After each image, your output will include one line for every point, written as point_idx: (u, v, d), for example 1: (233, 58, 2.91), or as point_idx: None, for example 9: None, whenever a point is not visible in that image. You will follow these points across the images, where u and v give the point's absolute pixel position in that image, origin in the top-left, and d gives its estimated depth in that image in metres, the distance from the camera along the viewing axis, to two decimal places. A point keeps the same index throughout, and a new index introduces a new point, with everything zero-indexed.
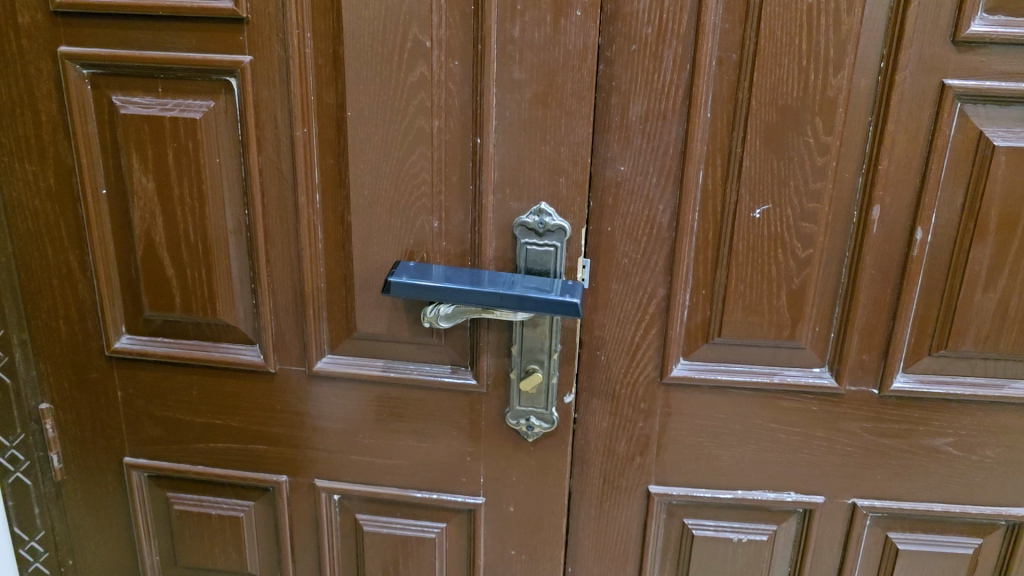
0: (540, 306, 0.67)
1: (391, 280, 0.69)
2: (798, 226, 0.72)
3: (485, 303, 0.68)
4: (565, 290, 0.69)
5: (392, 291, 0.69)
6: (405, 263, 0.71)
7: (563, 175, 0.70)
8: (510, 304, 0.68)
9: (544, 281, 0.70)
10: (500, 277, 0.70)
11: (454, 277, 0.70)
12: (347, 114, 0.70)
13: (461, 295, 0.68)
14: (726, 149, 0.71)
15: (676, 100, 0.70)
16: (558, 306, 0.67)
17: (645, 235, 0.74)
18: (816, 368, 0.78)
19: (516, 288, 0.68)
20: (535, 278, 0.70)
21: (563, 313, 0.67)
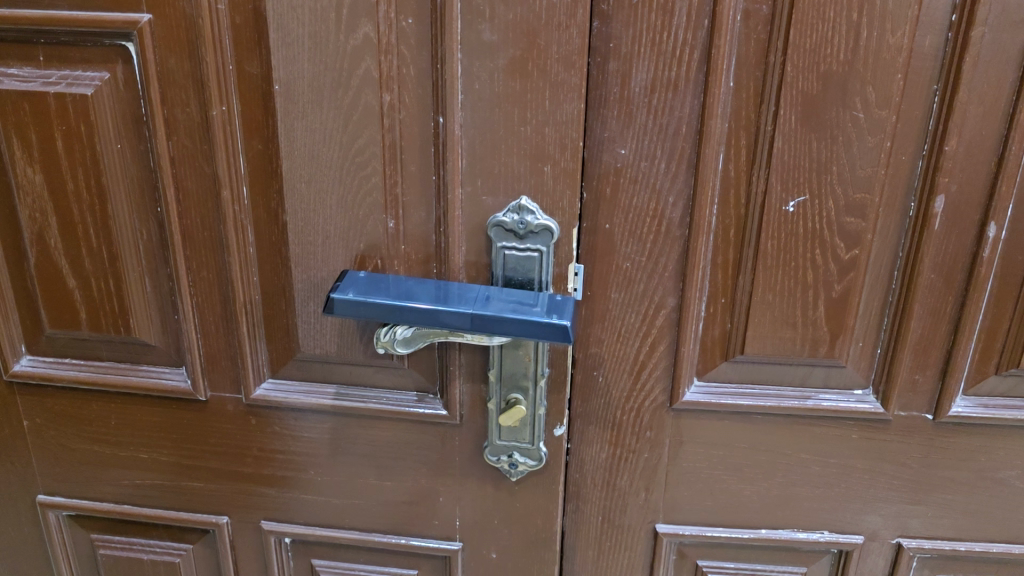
0: (523, 330, 0.54)
1: (333, 296, 0.55)
2: (842, 221, 0.58)
3: (452, 326, 0.54)
4: (552, 308, 0.55)
5: (335, 310, 0.55)
6: (353, 274, 0.58)
7: (548, 162, 0.55)
8: (484, 327, 0.54)
9: (526, 295, 0.56)
10: (471, 292, 0.56)
11: (413, 292, 0.56)
12: (276, 87, 0.55)
13: (423, 316, 0.54)
14: (752, 127, 0.57)
15: (691, 65, 0.55)
16: (544, 330, 0.53)
17: (652, 233, 0.60)
18: (857, 390, 0.64)
19: (491, 307, 0.55)
20: (515, 292, 0.56)
21: (552, 339, 0.54)
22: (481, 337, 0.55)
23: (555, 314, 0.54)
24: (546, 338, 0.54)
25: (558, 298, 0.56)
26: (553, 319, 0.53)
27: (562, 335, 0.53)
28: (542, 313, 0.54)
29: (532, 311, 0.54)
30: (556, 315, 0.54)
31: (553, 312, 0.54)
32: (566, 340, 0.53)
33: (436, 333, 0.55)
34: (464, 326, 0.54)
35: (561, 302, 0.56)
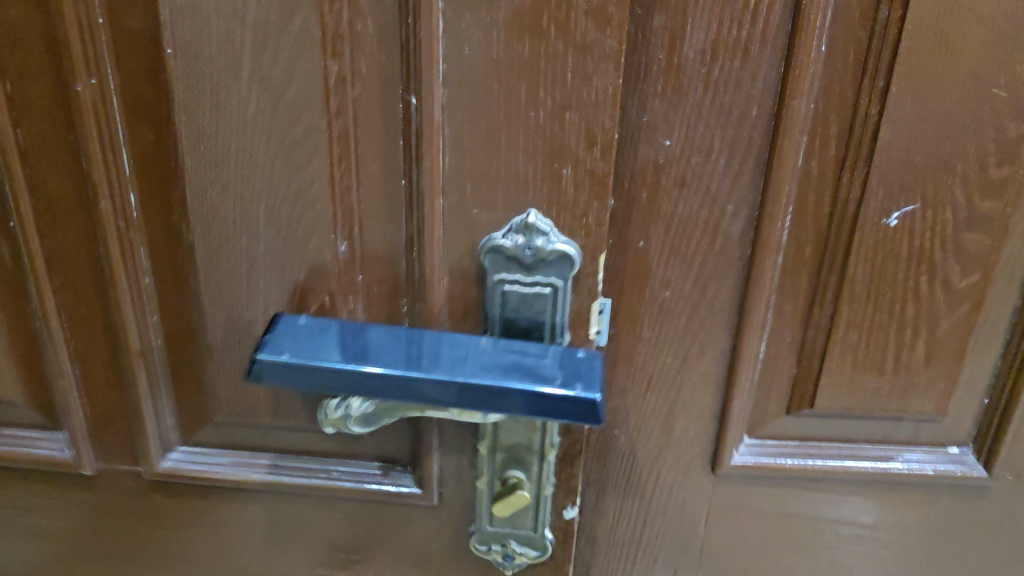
0: (532, 407, 0.38)
1: (260, 357, 0.39)
2: (960, 235, 0.43)
3: (432, 401, 0.39)
4: (571, 373, 0.39)
5: (264, 377, 0.39)
6: (291, 318, 0.41)
7: (568, 162, 0.39)
8: (477, 402, 0.39)
9: (532, 345, 0.41)
10: (456, 346, 0.40)
11: (375, 349, 0.40)
12: (168, 50, 0.38)
13: (390, 387, 0.39)
14: (849, 109, 0.41)
15: (771, 21, 0.39)
16: (562, 408, 0.38)
17: (701, 253, 0.44)
18: (953, 449, 0.50)
19: (485, 372, 0.39)
20: (518, 343, 0.41)
21: (572, 420, 0.38)
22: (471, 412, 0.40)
23: (576, 382, 0.39)
24: (564, 418, 0.38)
25: (578, 353, 0.40)
26: (575, 392, 0.38)
27: (587, 414, 0.38)
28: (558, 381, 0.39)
29: (543, 378, 0.39)
30: (578, 384, 0.39)
31: (573, 379, 0.39)
32: (592, 420, 0.38)
33: (409, 407, 0.40)
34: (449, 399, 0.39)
35: (582, 360, 0.40)
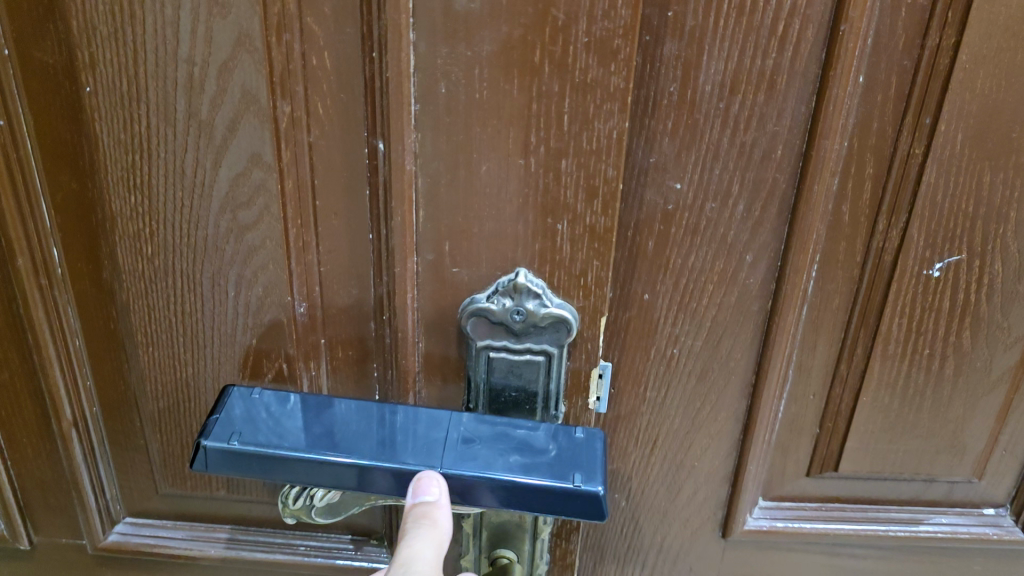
0: (522, 501, 0.33)
1: (205, 445, 0.33)
2: (1010, 287, 0.38)
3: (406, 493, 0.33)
4: (569, 459, 0.34)
5: (211, 467, 0.34)
6: (243, 394, 0.36)
7: (564, 215, 0.33)
8: (459, 493, 0.33)
9: (523, 421, 0.35)
10: (434, 426, 0.35)
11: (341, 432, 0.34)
12: (87, 88, 0.32)
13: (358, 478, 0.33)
14: (888, 148, 0.35)
15: (802, 50, 0.33)
16: (557, 502, 0.33)
17: (715, 307, 0.38)
18: (989, 510, 0.45)
19: (468, 461, 0.33)
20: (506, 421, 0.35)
21: (569, 514, 0.33)
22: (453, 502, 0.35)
23: (574, 470, 0.33)
24: (560, 511, 0.33)
25: (575, 432, 0.35)
26: (572, 484, 0.32)
27: (587, 508, 0.33)
28: (552, 469, 0.33)
29: (535, 466, 0.33)
30: (576, 473, 0.33)
31: (571, 466, 0.33)
32: (594, 515, 0.33)
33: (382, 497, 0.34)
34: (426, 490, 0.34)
35: (581, 441, 0.34)
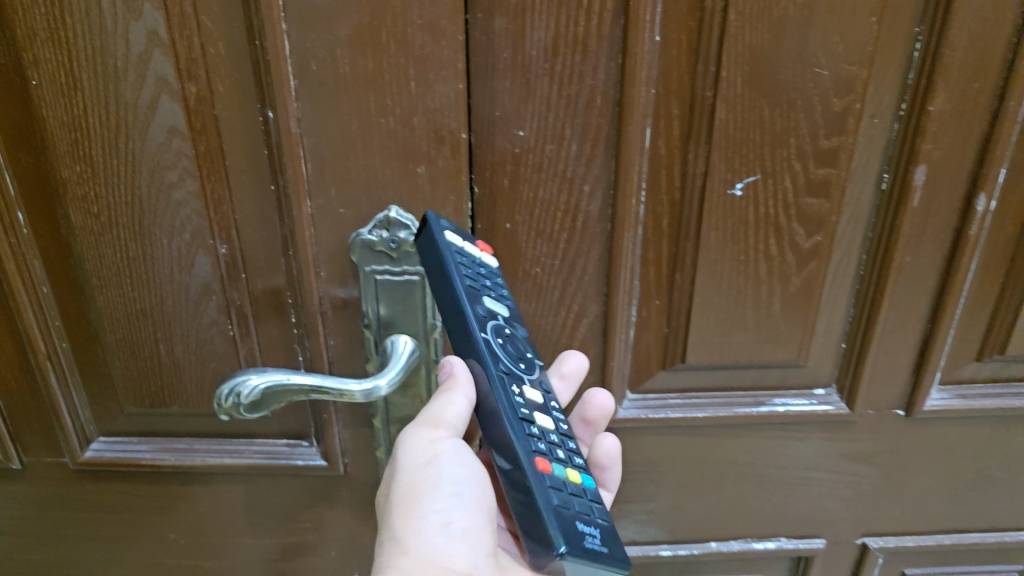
0: (594, 504, 0.39)
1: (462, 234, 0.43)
2: (802, 201, 0.46)
3: (540, 379, 0.43)
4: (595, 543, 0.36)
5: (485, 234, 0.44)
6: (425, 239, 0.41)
7: (421, 161, 0.42)
8: (551, 409, 0.42)
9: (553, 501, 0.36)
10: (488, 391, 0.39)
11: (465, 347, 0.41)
12: (34, 80, 0.40)
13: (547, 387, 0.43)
14: (687, 92, 0.44)
15: (604, 17, 0.41)
16: (598, 511, 0.38)
17: (565, 231, 0.47)
18: (818, 390, 0.54)
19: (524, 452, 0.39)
20: (568, 521, 0.36)
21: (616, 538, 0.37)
22: (526, 387, 0.41)
23: (595, 539, 0.36)
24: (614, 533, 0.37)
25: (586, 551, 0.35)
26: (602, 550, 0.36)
27: (602, 554, 0.35)
28: (579, 528, 0.36)
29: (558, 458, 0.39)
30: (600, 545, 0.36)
31: (601, 542, 0.36)
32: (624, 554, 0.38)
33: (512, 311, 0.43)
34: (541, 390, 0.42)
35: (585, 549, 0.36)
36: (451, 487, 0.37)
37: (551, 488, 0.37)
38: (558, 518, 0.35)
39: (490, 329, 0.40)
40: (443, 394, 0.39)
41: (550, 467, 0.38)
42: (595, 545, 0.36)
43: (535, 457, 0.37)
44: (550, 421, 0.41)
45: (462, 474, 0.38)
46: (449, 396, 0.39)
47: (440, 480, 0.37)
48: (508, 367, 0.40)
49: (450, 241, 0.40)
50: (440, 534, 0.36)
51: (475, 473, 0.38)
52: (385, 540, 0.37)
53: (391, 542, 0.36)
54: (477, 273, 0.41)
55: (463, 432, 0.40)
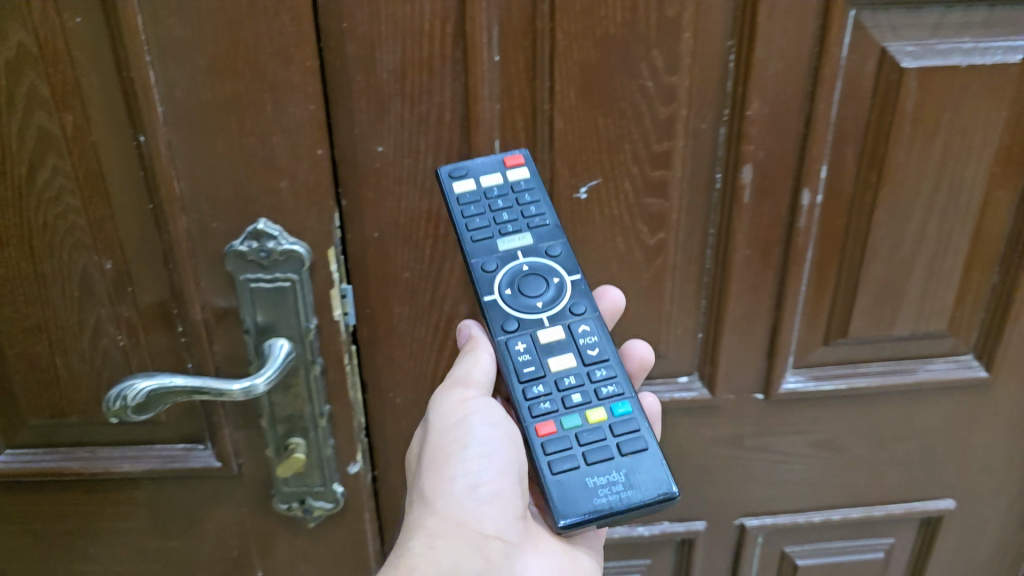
0: (618, 439, 0.44)
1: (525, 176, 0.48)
2: (642, 202, 0.51)
3: (572, 297, 0.47)
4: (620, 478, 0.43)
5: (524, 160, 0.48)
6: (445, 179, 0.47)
7: (282, 176, 0.47)
8: (584, 340, 0.46)
9: (575, 462, 0.43)
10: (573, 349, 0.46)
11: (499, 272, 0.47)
12: None
13: (583, 309, 0.47)
14: (528, 107, 0.48)
15: (445, 41, 0.46)
16: (629, 443, 0.44)
17: (430, 238, 0.51)
18: (681, 378, 0.59)
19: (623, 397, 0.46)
20: (589, 471, 0.43)
21: (650, 461, 0.44)
22: (544, 332, 0.46)
23: (616, 472, 0.43)
24: (648, 456, 0.44)
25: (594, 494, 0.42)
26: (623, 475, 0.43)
27: (654, 484, 0.42)
28: (641, 466, 0.43)
29: (577, 408, 0.45)
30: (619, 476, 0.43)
31: (621, 478, 0.43)
32: (667, 470, 0.43)
33: (540, 228, 0.47)
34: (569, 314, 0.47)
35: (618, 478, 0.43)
36: (481, 450, 0.44)
37: (556, 450, 0.43)
38: (577, 476, 0.43)
39: (503, 280, 0.46)
40: (468, 358, 0.47)
41: (559, 428, 0.44)
42: (611, 495, 0.42)
43: (538, 424, 0.44)
44: (573, 357, 0.46)
45: (493, 435, 0.45)
46: (467, 369, 0.46)
47: (470, 440, 0.44)
48: (514, 329, 0.46)
49: (461, 207, 0.46)
50: (468, 498, 0.43)
51: (502, 432, 0.45)
52: (421, 509, 0.43)
53: (422, 497, 0.44)
54: (488, 223, 0.47)
55: (489, 383, 0.47)
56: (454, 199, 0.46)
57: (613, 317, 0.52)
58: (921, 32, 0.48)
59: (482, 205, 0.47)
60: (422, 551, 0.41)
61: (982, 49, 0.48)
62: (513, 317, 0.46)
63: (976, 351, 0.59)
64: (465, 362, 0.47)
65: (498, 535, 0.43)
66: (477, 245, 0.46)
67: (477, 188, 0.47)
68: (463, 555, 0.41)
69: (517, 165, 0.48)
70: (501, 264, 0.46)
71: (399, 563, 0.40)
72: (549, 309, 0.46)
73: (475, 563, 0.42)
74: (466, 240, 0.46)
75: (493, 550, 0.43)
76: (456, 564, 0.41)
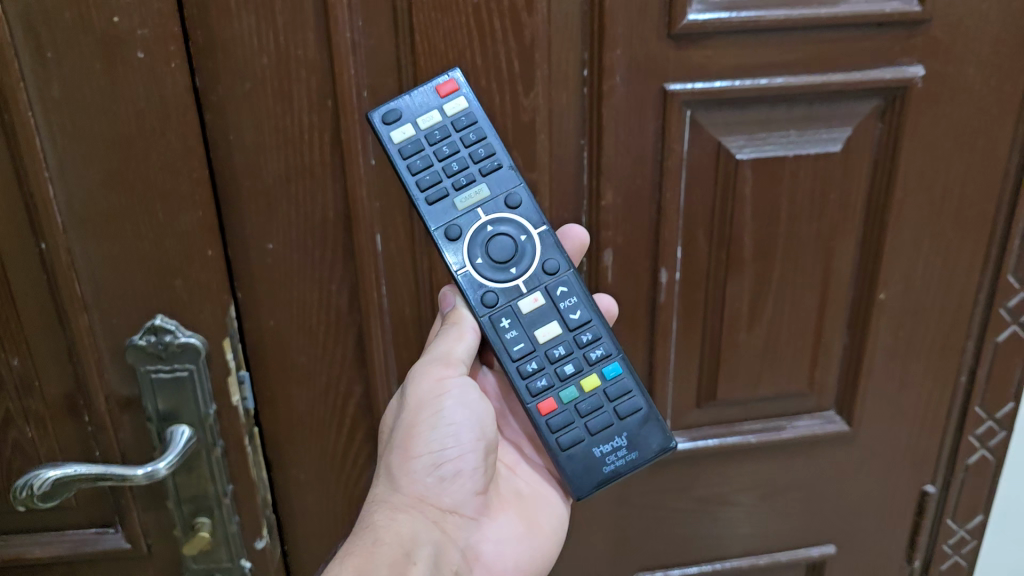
0: (607, 406, 0.49)
1: (460, 94, 0.48)
2: None
3: (544, 254, 0.49)
4: (646, 435, 0.49)
5: (460, 86, 0.48)
6: (379, 121, 0.47)
7: (177, 275, 0.51)
8: (564, 305, 0.49)
9: (583, 434, 0.48)
10: (555, 316, 0.49)
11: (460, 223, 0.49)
12: None
13: (555, 266, 0.49)
14: (405, 204, 0.53)
15: (324, 149, 0.50)
16: (624, 406, 0.49)
17: (322, 325, 0.55)
18: None
19: (604, 360, 0.49)
20: (605, 439, 0.49)
21: (650, 418, 0.49)
22: (525, 302, 0.49)
23: (646, 430, 0.49)
24: (649, 415, 0.49)
25: (639, 448, 0.49)
26: (645, 433, 0.49)
27: (659, 440, 0.49)
28: (625, 431, 0.49)
29: (570, 378, 0.49)
30: (651, 433, 0.49)
31: (647, 437, 0.49)
32: (662, 427, 0.49)
33: (493, 175, 0.49)
34: (542, 275, 0.49)
35: (651, 434, 0.49)
36: (451, 429, 0.46)
37: (560, 426, 0.48)
38: (588, 447, 0.48)
39: (470, 248, 0.48)
40: (451, 334, 0.48)
41: (558, 402, 0.49)
42: (618, 460, 0.48)
43: (539, 403, 0.48)
44: (557, 324, 0.49)
45: (465, 415, 0.47)
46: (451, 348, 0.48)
47: (441, 420, 0.46)
48: (494, 305, 0.49)
49: (407, 162, 0.48)
50: (431, 475, 0.46)
51: (474, 413, 0.47)
52: (387, 479, 0.46)
53: (389, 467, 0.47)
54: (438, 178, 0.48)
55: (468, 361, 0.48)
56: (396, 152, 0.47)
57: (578, 255, 0.54)
58: (753, 127, 0.53)
59: (424, 153, 0.48)
60: (385, 523, 0.44)
61: (805, 141, 0.54)
62: (487, 288, 0.49)
63: (837, 406, 0.64)
64: (448, 340, 0.48)
65: (454, 509, 0.47)
66: (434, 207, 0.48)
67: (418, 133, 0.48)
68: (423, 527, 0.45)
69: (452, 94, 0.48)
70: (464, 227, 0.48)
71: (365, 532, 0.44)
72: (523, 274, 0.49)
73: (434, 535, 0.45)
74: (422, 203, 0.48)
75: (448, 522, 0.47)
76: (418, 535, 0.44)
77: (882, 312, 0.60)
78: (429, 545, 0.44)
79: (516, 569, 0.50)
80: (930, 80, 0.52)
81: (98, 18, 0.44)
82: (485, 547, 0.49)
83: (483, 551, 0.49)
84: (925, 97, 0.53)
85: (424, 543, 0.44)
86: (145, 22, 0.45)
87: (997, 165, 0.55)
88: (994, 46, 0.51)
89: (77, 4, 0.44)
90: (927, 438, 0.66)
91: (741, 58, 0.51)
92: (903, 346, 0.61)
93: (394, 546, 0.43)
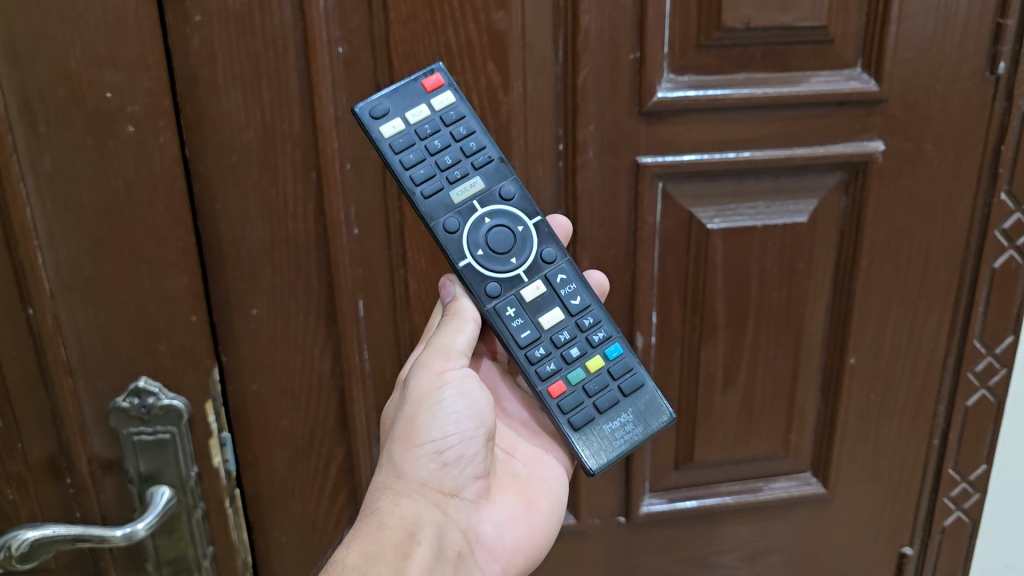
0: (613, 384, 0.48)
1: (448, 87, 0.47)
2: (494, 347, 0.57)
3: (541, 244, 0.48)
4: (654, 410, 0.48)
5: (443, 76, 0.47)
6: (365, 112, 0.46)
7: (161, 340, 0.52)
8: (564, 291, 0.48)
9: (593, 412, 0.47)
10: (559, 300, 0.48)
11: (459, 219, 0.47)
12: None
13: (552, 254, 0.48)
14: (387, 270, 0.55)
15: (307, 218, 0.52)
16: (628, 383, 0.48)
17: (304, 388, 0.56)
18: None
19: (607, 341, 0.49)
20: (614, 416, 0.47)
21: (656, 393, 0.48)
22: (527, 291, 0.48)
23: (652, 403, 0.48)
24: (655, 389, 0.48)
25: (650, 421, 0.47)
26: (653, 406, 0.48)
27: (666, 411, 0.48)
28: (631, 407, 0.48)
29: (576, 360, 0.48)
30: (657, 406, 0.48)
31: (655, 410, 0.48)
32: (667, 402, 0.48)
33: (486, 168, 0.47)
34: (542, 262, 0.48)
35: (659, 408, 0.48)
36: (453, 416, 0.45)
37: (570, 407, 0.47)
38: (598, 425, 0.47)
39: (471, 241, 0.47)
40: (450, 327, 0.47)
41: (566, 384, 0.47)
42: (629, 436, 0.47)
43: (549, 386, 0.47)
44: (559, 310, 0.48)
45: (465, 403, 0.45)
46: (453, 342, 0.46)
47: (443, 408, 0.45)
48: (497, 295, 0.47)
49: (399, 157, 0.46)
50: (434, 462, 0.45)
51: (478, 401, 0.46)
52: (390, 466, 0.45)
53: (391, 454, 0.45)
54: (433, 171, 0.47)
55: (469, 353, 0.47)
56: (388, 148, 0.46)
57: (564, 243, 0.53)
58: (723, 199, 0.55)
59: (416, 147, 0.47)
60: (389, 506, 0.43)
61: (773, 212, 0.56)
62: (489, 281, 0.47)
63: (812, 467, 0.65)
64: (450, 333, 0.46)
65: (454, 493, 0.46)
66: (430, 200, 0.46)
67: (408, 127, 0.47)
68: (426, 510, 0.43)
69: (438, 88, 0.47)
70: (462, 219, 0.47)
71: (369, 517, 0.43)
72: (523, 264, 0.48)
73: (437, 518, 0.44)
74: (418, 197, 0.46)
75: (449, 506, 0.45)
76: (421, 517, 0.43)
77: (853, 376, 0.61)
78: (432, 527, 0.43)
79: (516, 549, 0.49)
80: (890, 156, 0.55)
81: (91, 94, 0.46)
82: (485, 529, 0.48)
83: (483, 533, 0.48)
84: (885, 172, 0.55)
85: (427, 525, 0.43)
86: (135, 98, 0.47)
87: (958, 235, 0.57)
88: (947, 124, 0.54)
89: (71, 82, 0.46)
90: (903, 500, 0.66)
91: (710, 134, 0.53)
92: (876, 409, 0.63)
93: (398, 528, 0.42)
